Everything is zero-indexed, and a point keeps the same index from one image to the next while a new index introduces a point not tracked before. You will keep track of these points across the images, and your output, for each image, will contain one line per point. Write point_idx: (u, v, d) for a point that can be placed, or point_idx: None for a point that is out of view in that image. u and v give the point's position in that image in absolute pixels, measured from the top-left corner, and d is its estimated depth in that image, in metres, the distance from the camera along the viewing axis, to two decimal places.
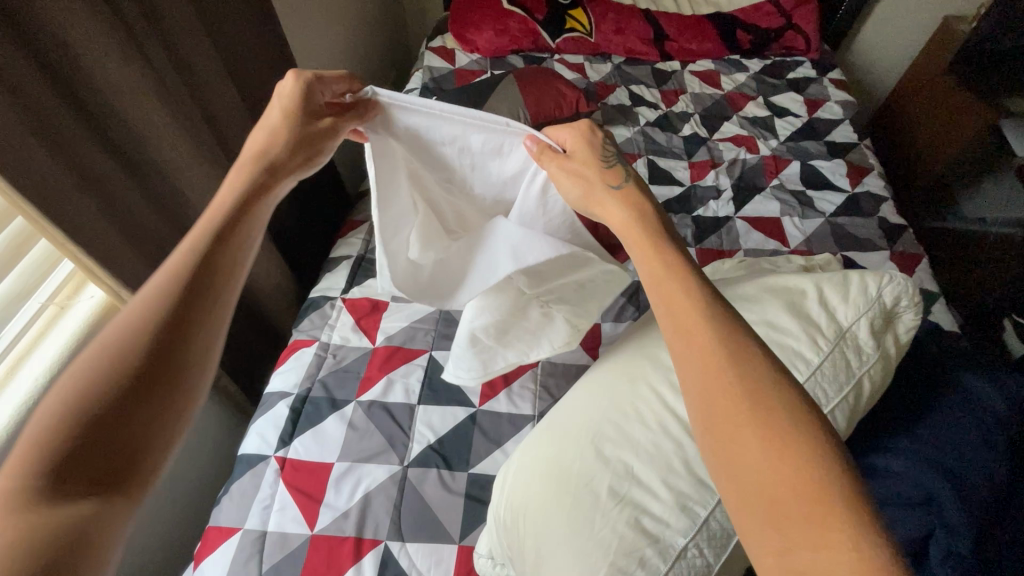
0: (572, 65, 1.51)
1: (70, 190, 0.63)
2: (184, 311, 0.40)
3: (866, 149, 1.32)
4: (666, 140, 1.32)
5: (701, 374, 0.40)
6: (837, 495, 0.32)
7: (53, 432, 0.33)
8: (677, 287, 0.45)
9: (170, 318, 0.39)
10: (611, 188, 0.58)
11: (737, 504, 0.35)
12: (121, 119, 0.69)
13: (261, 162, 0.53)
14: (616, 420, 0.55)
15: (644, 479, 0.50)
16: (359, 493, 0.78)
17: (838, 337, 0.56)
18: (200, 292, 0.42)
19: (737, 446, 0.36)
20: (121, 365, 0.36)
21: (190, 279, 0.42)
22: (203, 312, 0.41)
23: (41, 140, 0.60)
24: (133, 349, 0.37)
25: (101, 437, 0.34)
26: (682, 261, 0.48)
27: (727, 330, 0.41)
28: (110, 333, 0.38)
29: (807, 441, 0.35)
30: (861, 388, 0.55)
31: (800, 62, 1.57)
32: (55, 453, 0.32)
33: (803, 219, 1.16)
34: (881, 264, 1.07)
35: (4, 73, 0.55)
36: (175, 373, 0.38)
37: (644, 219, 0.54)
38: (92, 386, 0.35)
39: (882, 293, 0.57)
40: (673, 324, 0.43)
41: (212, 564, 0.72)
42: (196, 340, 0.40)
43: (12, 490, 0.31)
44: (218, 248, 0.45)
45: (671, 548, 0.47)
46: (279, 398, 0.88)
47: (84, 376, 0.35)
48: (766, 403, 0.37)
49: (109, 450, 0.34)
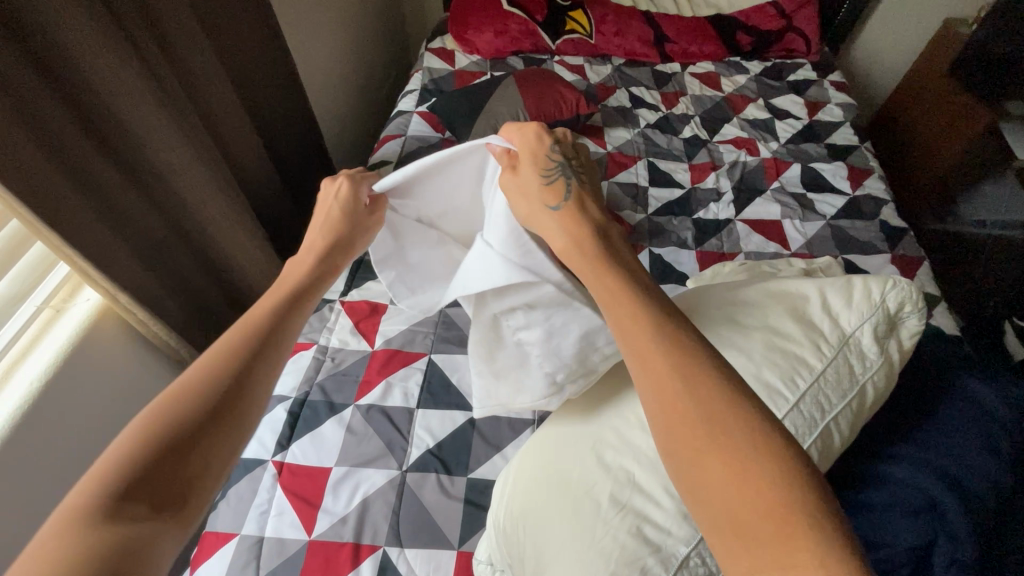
0: (573, 66, 1.50)
1: (64, 193, 0.63)
2: (257, 356, 0.43)
3: (867, 152, 1.31)
4: (667, 143, 1.32)
5: (656, 393, 0.39)
6: (801, 513, 0.32)
7: (118, 462, 0.34)
8: (624, 302, 0.45)
9: (244, 361, 0.42)
10: (549, 208, 0.59)
11: (706, 526, 0.34)
12: (117, 122, 0.68)
13: (329, 246, 0.60)
14: (617, 427, 0.54)
15: (646, 487, 0.49)
16: (358, 498, 0.77)
17: (841, 343, 0.55)
18: (266, 341, 0.45)
19: (700, 469, 0.35)
20: (197, 397, 0.39)
21: (266, 330, 0.46)
22: (274, 359, 0.44)
23: (34, 142, 0.59)
24: (211, 385, 0.40)
25: (172, 460, 0.35)
26: (625, 279, 0.48)
27: (679, 344, 0.40)
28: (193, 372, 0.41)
29: (771, 457, 0.34)
30: (864, 396, 0.55)
31: (800, 64, 1.57)
32: (115, 482, 0.33)
33: (803, 222, 1.16)
34: (882, 268, 1.07)
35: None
36: (240, 409, 0.40)
37: (580, 242, 0.54)
38: (172, 415, 0.37)
39: (886, 298, 0.56)
40: (624, 340, 0.42)
41: (209, 570, 0.71)
42: (260, 381, 0.42)
43: (73, 513, 0.31)
44: (290, 309, 0.50)
45: (674, 557, 0.46)
46: (277, 402, 0.87)
47: (155, 412, 0.37)
48: (720, 413, 0.36)
49: (176, 474, 0.35)
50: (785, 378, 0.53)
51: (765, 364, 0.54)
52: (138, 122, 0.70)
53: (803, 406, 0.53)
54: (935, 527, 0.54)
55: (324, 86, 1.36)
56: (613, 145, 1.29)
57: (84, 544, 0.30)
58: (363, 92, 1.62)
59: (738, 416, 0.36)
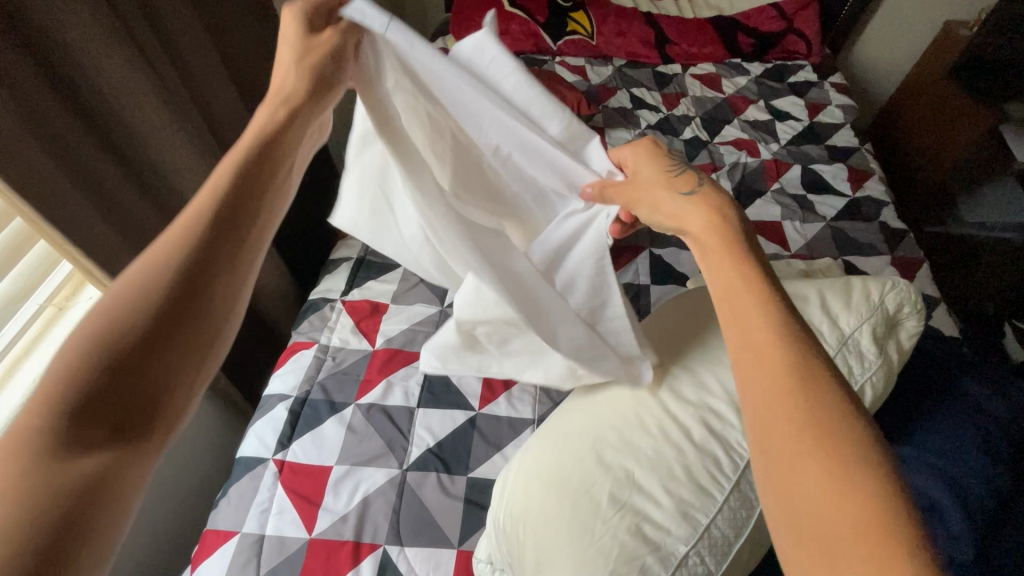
0: (573, 67, 1.50)
1: (71, 193, 0.63)
2: (214, 240, 0.34)
3: (867, 154, 1.32)
4: (667, 144, 1.32)
5: (756, 395, 0.34)
6: (902, 539, 0.28)
7: (63, 373, 0.28)
8: (747, 290, 0.38)
9: (201, 248, 0.34)
10: (679, 194, 0.49)
11: (779, 530, 0.31)
12: (122, 123, 0.69)
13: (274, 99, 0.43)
14: (618, 426, 0.54)
15: (646, 486, 0.50)
16: (358, 496, 0.77)
17: (840, 343, 0.55)
18: (227, 223, 0.35)
19: (794, 474, 0.31)
20: (150, 293, 0.32)
21: (226, 207, 0.36)
22: (240, 245, 0.35)
23: (41, 143, 0.59)
24: (162, 277, 0.32)
25: (124, 373, 0.29)
26: (755, 261, 0.40)
27: (796, 341, 0.35)
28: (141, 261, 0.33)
29: (868, 473, 0.30)
30: (864, 397, 0.55)
31: (801, 66, 1.57)
32: (62, 398, 0.28)
33: (804, 223, 1.16)
34: (882, 268, 1.07)
35: (3, 73, 0.55)
36: (200, 307, 0.32)
37: (724, 223, 0.45)
38: (119, 316, 0.30)
39: (884, 300, 0.57)
40: (736, 332, 0.37)
41: (210, 569, 0.72)
42: (224, 271, 0.34)
43: (16, 438, 0.27)
44: (254, 177, 0.38)
45: (673, 555, 0.47)
46: (278, 400, 0.87)
47: (101, 315, 0.30)
48: (822, 412, 0.32)
49: (134, 388, 0.29)
50: None
51: None
52: (142, 123, 0.71)
53: None
54: (933, 527, 0.55)
55: None
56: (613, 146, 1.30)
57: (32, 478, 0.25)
58: None
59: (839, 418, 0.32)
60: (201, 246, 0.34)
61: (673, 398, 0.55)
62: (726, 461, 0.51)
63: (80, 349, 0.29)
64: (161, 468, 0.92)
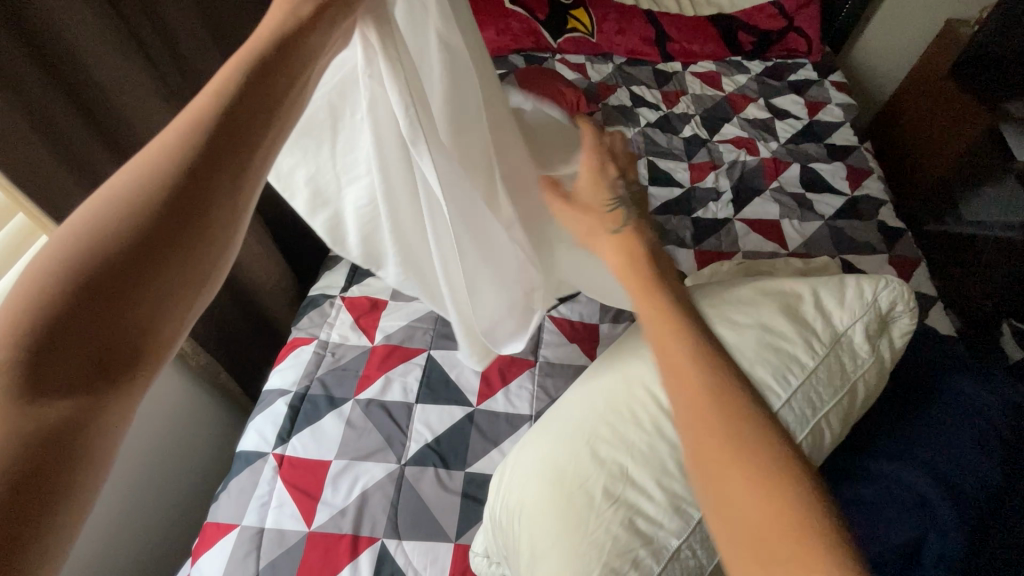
0: (574, 64, 1.51)
1: (74, 190, 0.64)
2: (218, 149, 0.29)
3: (866, 152, 1.32)
4: (667, 142, 1.32)
5: (690, 421, 0.39)
6: (811, 530, 0.33)
7: (37, 292, 0.25)
8: (670, 331, 0.44)
9: (202, 156, 0.29)
10: (607, 232, 0.55)
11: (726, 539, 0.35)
12: (124, 121, 0.70)
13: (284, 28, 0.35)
14: (612, 421, 0.55)
15: (639, 480, 0.50)
16: (357, 490, 0.78)
17: (833, 341, 0.56)
18: (233, 133, 0.30)
19: (723, 485, 0.36)
20: (136, 214, 0.27)
21: (235, 110, 0.30)
22: (247, 161, 0.30)
23: (47, 142, 0.60)
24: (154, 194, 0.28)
25: (107, 302, 0.25)
26: (669, 298, 0.47)
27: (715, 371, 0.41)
28: (121, 170, 0.28)
29: (787, 480, 0.34)
30: (856, 393, 0.56)
31: (801, 64, 1.57)
32: (31, 322, 0.24)
33: (802, 222, 1.17)
34: (878, 268, 1.08)
35: (6, 72, 0.56)
36: (194, 239, 0.28)
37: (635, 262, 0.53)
38: (101, 235, 0.26)
39: (879, 298, 0.57)
40: (669, 369, 0.42)
41: (211, 560, 0.73)
42: (224, 192, 0.29)
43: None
44: (264, 84, 0.31)
45: (665, 549, 0.48)
46: (278, 396, 0.88)
47: (85, 227, 0.26)
48: (746, 433, 0.37)
49: (117, 319, 0.26)
50: (777, 376, 0.55)
51: (755, 362, 0.55)
52: (143, 120, 0.71)
53: (793, 404, 0.54)
54: (923, 522, 0.55)
55: None
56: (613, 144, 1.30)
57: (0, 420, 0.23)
58: None
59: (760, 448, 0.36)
60: (195, 162, 0.28)
61: (668, 395, 0.55)
62: None
63: (54, 272, 0.25)
64: (162, 462, 0.93)
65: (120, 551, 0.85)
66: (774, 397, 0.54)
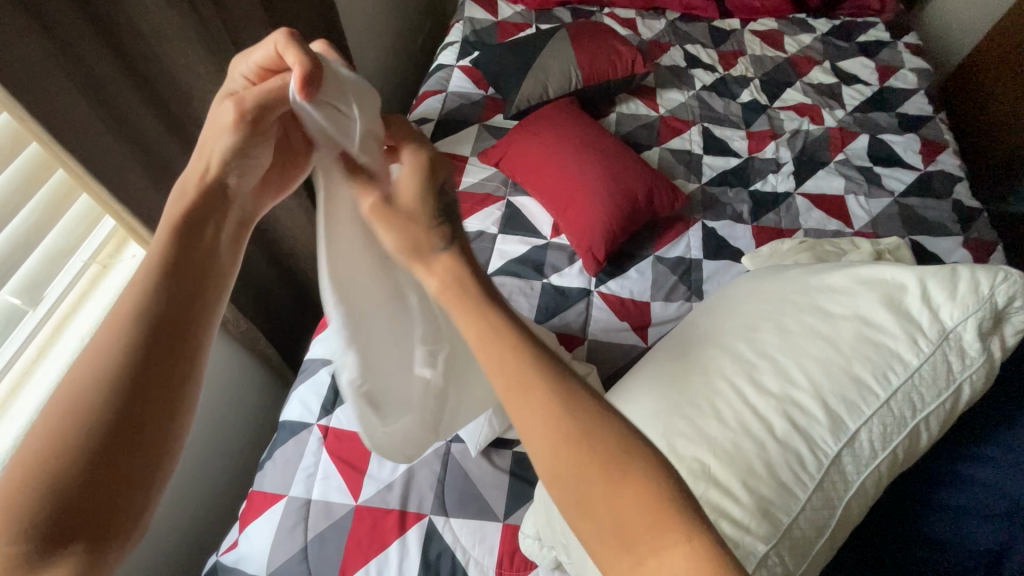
0: (623, 20, 1.41)
1: (106, 139, 0.60)
2: (150, 347, 0.38)
3: (941, 124, 1.22)
4: (723, 107, 1.24)
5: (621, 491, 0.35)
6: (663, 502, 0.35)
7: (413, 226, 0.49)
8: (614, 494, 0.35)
9: (142, 340, 0.38)
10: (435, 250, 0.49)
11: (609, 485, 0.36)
12: (153, 56, 0.64)
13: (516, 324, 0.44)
14: (691, 415, 0.51)
15: (723, 481, 0.47)
16: (403, 465, 0.77)
17: (940, 338, 0.51)
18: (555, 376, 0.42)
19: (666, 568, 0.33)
20: (52, 466, 0.32)
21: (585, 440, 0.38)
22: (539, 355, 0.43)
23: (74, 81, 0.55)
24: (79, 402, 0.35)
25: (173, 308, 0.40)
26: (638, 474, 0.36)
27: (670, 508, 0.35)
28: (99, 358, 0.37)
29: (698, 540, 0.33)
30: (962, 395, 0.51)
31: (872, 23, 1.44)
32: (128, 320, 0.38)
33: (869, 199, 1.08)
34: (952, 251, 1.00)
35: (57, 30, 0.53)
36: (153, 450, 0.36)
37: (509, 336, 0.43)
38: (119, 337, 0.37)
39: (995, 293, 0.51)
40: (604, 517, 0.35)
41: (259, 530, 0.72)
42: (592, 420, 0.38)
43: (81, 380, 0.36)
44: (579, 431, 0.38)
45: (752, 555, 0.44)
46: (321, 365, 0.86)
47: (97, 364, 0.36)
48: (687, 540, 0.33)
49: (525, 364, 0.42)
50: (877, 374, 0.50)
51: (852, 357, 0.51)
52: (176, 57, 0.66)
53: (893, 405, 0.50)
54: None
55: (360, 36, 1.30)
56: (665, 109, 1.22)
57: (81, 396, 0.35)
58: (400, 43, 1.55)
59: (695, 557, 0.32)
60: (146, 330, 0.38)
61: (749, 385, 0.51)
62: (810, 458, 0.48)
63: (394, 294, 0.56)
64: (202, 432, 0.93)
65: (164, 517, 0.86)
66: (872, 397, 0.50)
